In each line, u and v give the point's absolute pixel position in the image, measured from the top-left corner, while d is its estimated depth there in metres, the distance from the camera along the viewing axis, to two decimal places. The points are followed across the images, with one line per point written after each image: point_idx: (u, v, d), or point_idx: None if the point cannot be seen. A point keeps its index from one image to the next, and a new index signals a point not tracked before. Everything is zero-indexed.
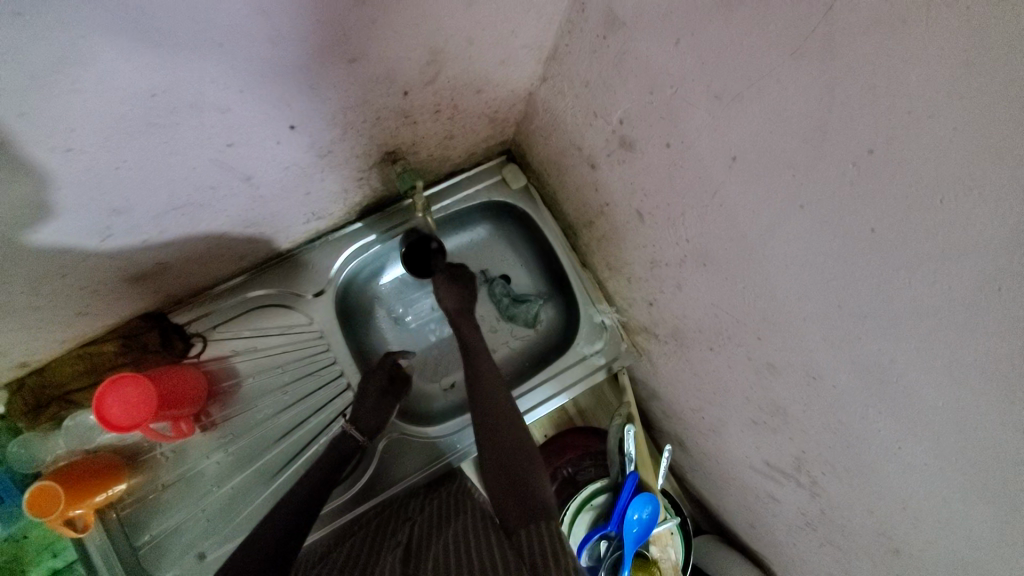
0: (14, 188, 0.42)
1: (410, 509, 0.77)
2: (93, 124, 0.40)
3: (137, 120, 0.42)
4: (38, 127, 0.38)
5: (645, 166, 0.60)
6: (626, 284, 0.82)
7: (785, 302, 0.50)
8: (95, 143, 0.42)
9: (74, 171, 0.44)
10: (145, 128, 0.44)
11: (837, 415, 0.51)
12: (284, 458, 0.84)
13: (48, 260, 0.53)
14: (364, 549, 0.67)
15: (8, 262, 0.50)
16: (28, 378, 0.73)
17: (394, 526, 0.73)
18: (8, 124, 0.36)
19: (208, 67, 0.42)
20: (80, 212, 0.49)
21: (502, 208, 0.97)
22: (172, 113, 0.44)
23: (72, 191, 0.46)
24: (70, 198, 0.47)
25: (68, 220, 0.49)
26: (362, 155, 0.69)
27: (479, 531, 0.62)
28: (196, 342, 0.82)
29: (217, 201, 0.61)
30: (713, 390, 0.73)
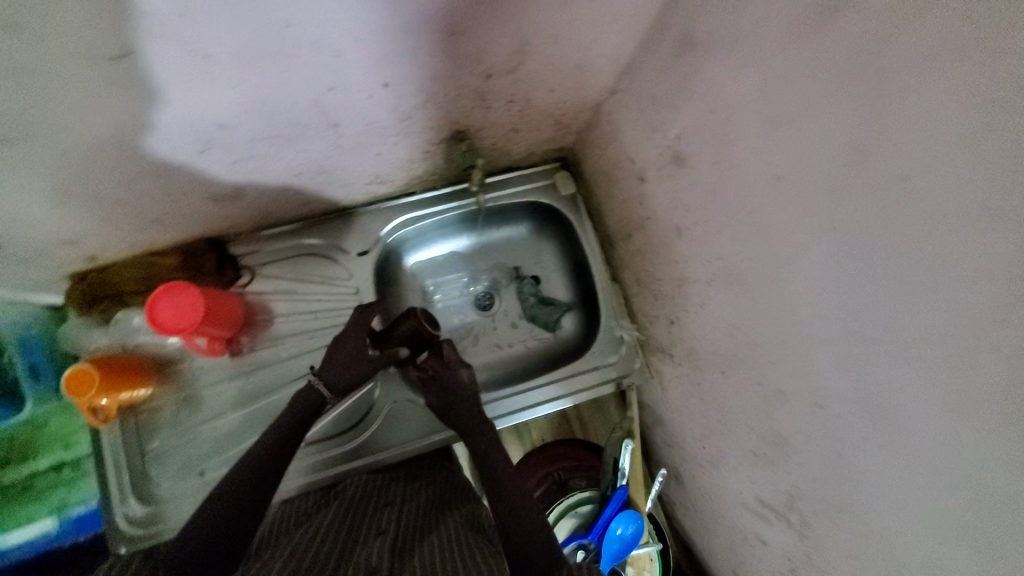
0: (151, 78, 0.46)
1: (391, 492, 0.79)
2: (234, 39, 0.44)
3: (268, 44, 0.46)
4: (187, 30, 0.42)
5: (691, 182, 0.61)
6: (651, 301, 0.82)
7: (805, 334, 0.50)
8: (229, 57, 0.46)
9: (197, 79, 0.48)
10: (274, 54, 0.48)
11: (836, 450, 0.51)
12: (277, 408, 0.87)
13: (154, 158, 0.58)
14: (344, 528, 0.67)
15: (123, 150, 0.55)
16: (90, 275, 0.81)
17: (373, 507, 0.73)
18: (172, 19, 0.40)
19: (338, 10, 0.45)
20: (194, 116, 0.53)
21: (547, 210, 1.00)
22: (298, 46, 0.47)
23: (196, 95, 0.50)
24: (192, 100, 0.50)
25: (175, 122, 0.53)
26: (435, 128, 0.70)
27: (474, 551, 0.60)
28: (245, 273, 0.89)
29: (304, 139, 0.63)
30: (718, 419, 0.73)
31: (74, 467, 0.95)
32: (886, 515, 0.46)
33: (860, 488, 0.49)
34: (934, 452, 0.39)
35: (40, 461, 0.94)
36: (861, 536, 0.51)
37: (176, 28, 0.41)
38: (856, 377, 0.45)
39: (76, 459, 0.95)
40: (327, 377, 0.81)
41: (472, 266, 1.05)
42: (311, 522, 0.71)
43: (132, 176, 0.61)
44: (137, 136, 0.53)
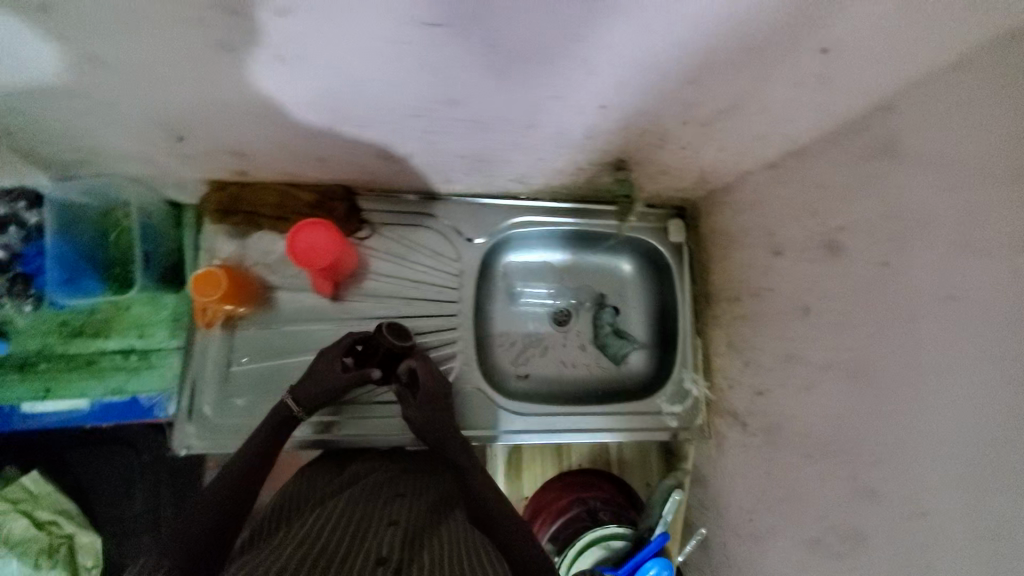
0: (438, 47, 0.48)
1: (402, 485, 0.83)
2: (531, 38, 0.47)
3: (551, 49, 0.49)
4: (507, 20, 0.45)
5: (842, 272, 0.64)
6: (738, 366, 0.85)
7: (929, 444, 0.53)
8: (512, 50, 0.49)
9: (468, 60, 0.50)
10: (543, 57, 0.50)
11: (925, 560, 0.53)
12: None
13: (369, 111, 0.60)
14: (358, 510, 0.72)
15: (353, 96, 0.57)
16: (232, 186, 0.85)
17: (385, 495, 0.79)
18: (502, 8, 0.43)
19: (625, 39, 0.49)
20: (435, 87, 0.55)
21: (651, 252, 1.03)
22: (570, 57, 0.51)
23: (456, 71, 0.52)
24: (447, 74, 0.53)
25: (418, 89, 0.56)
26: (603, 151, 0.75)
27: (477, 552, 0.64)
28: (364, 228, 0.92)
29: (498, 131, 0.66)
30: (781, 498, 0.75)
31: (140, 355, 0.97)
32: None
33: None
34: None
35: (111, 340, 0.96)
36: None
37: (499, 16, 0.44)
38: (976, 499, 0.48)
39: (143, 348, 0.96)
40: (298, 394, 0.80)
41: (564, 278, 1.08)
42: (328, 500, 0.76)
43: (331, 118, 0.63)
44: (377, 92, 0.56)
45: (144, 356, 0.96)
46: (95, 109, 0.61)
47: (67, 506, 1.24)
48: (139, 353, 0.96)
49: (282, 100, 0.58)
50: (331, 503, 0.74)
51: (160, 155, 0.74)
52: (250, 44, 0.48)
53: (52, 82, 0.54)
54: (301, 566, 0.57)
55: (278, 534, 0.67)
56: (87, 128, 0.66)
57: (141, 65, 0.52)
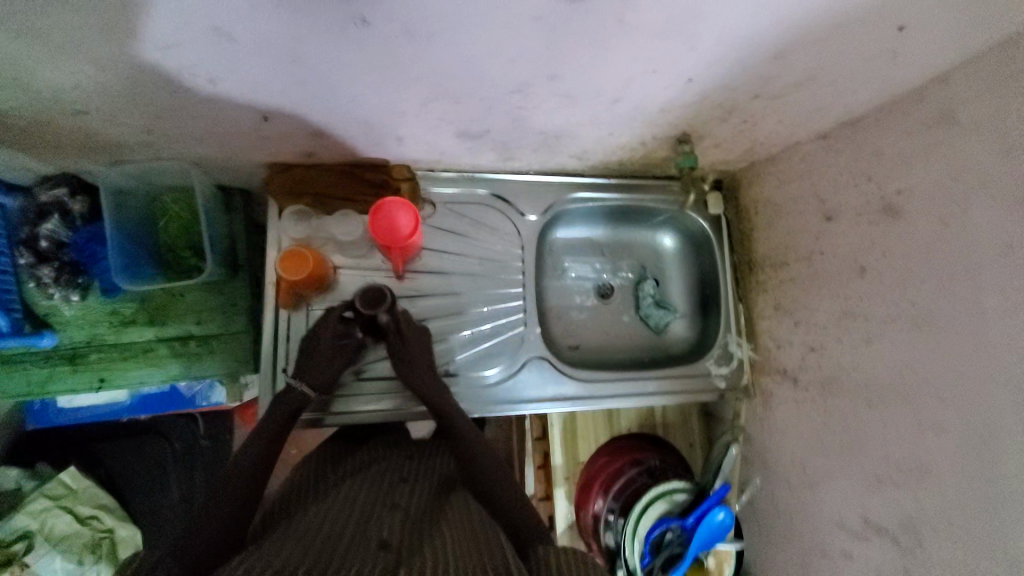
0: (567, 24, 0.53)
1: (403, 466, 0.86)
2: (651, 18, 0.53)
3: (664, 27, 0.54)
4: (638, 0, 0.50)
5: (900, 232, 0.70)
6: (786, 326, 0.92)
7: (987, 374, 0.60)
8: (630, 28, 0.54)
9: (588, 37, 0.56)
10: (657, 36, 0.56)
11: (987, 478, 0.60)
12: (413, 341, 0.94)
13: (478, 86, 0.65)
14: (362, 496, 0.76)
15: (469, 73, 0.62)
16: (298, 167, 0.86)
17: (389, 477, 0.82)
18: None
19: (735, 15, 0.53)
20: (546, 64, 0.61)
21: (691, 225, 1.08)
22: (678, 34, 0.56)
23: (572, 49, 0.58)
24: (564, 51, 0.58)
25: (530, 66, 0.61)
26: (671, 126, 0.79)
27: (475, 525, 0.68)
28: (427, 206, 0.95)
29: (587, 105, 0.71)
30: (836, 442, 0.82)
31: (199, 341, 0.97)
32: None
33: (1006, 512, 0.58)
34: None
35: (168, 327, 0.96)
36: (985, 554, 0.60)
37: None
38: None
39: (202, 334, 0.97)
40: (307, 378, 0.82)
41: (608, 251, 1.13)
42: (332, 487, 0.80)
43: (436, 95, 0.67)
44: (491, 66, 0.61)
45: (203, 342, 0.97)
46: (200, 87, 0.63)
47: (106, 501, 1.19)
48: (198, 338, 0.97)
49: (401, 77, 0.63)
50: (337, 493, 0.77)
51: (243, 133, 0.76)
52: (390, 21, 0.52)
53: (172, 58, 0.57)
54: (318, 547, 0.61)
55: (286, 521, 0.70)
56: (180, 107, 0.67)
57: (264, 36, 0.54)
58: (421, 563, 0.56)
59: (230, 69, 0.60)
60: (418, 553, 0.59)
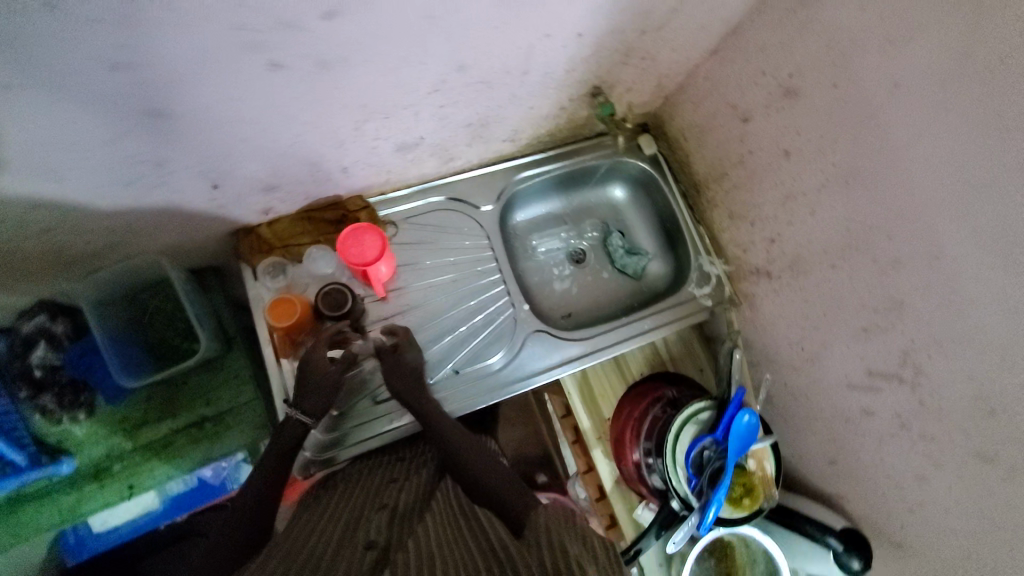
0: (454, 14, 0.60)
1: (394, 468, 0.90)
2: None
3: None
4: None
5: (805, 109, 0.78)
6: (744, 229, 0.99)
7: (918, 199, 0.67)
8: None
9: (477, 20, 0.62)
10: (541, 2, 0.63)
11: (952, 288, 0.67)
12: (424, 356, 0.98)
13: (399, 97, 0.71)
14: (356, 502, 0.79)
15: (387, 87, 0.68)
16: (260, 228, 0.91)
17: (379, 480, 0.86)
18: None
19: None
20: (449, 57, 0.67)
21: (633, 171, 1.15)
22: None
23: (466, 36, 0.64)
24: (461, 40, 0.65)
25: (438, 63, 0.67)
26: (580, 82, 0.86)
27: (461, 513, 0.71)
28: (390, 227, 0.99)
29: (500, 85, 0.77)
30: (822, 311, 0.88)
31: (216, 422, 0.98)
32: (998, 322, 0.62)
33: (979, 312, 0.64)
34: None
35: (181, 416, 0.97)
36: (976, 353, 0.67)
37: None
38: (970, 220, 0.62)
39: (215, 414, 0.99)
40: (304, 406, 0.84)
41: (567, 218, 1.19)
42: (325, 498, 0.84)
43: (365, 116, 0.73)
44: (405, 73, 0.67)
45: (219, 421, 0.99)
46: (151, 173, 0.67)
47: None
48: (213, 419, 0.98)
49: (324, 105, 0.67)
50: (332, 502, 0.81)
51: (200, 208, 0.80)
52: (301, 58, 0.58)
53: (118, 152, 0.61)
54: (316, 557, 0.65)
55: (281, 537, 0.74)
56: (137, 198, 0.71)
57: (197, 104, 0.59)
58: (410, 553, 0.61)
59: (175, 143, 0.64)
60: (407, 546, 0.63)
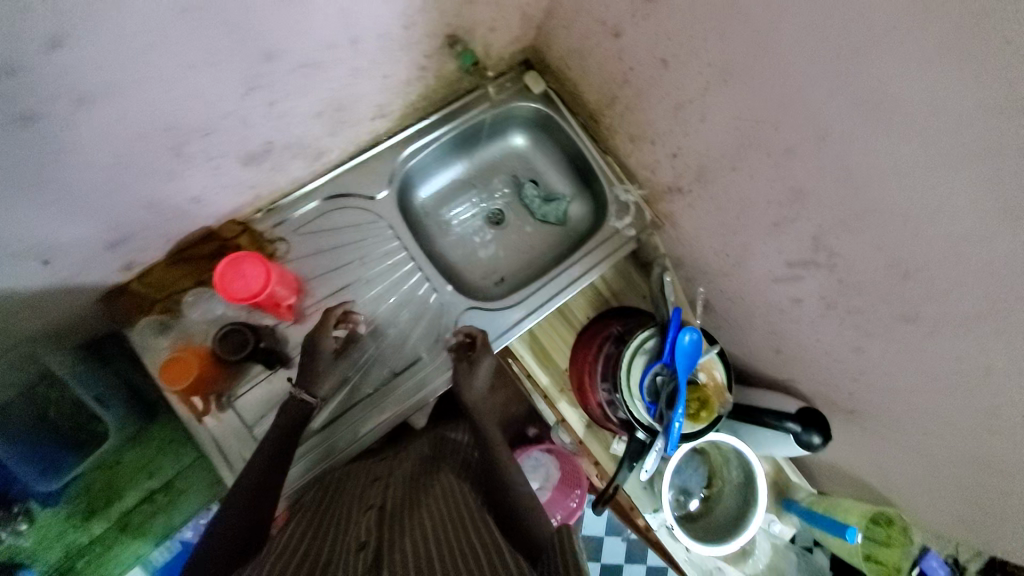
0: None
1: (376, 468, 0.86)
2: None
3: None
4: None
5: (669, 9, 0.71)
6: (648, 150, 0.94)
7: (796, 82, 0.63)
8: None
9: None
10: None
11: (845, 167, 0.64)
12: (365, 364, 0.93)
13: (215, 107, 0.62)
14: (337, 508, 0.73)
15: (191, 100, 0.59)
16: (132, 284, 0.83)
17: (363, 481, 0.82)
18: None
19: None
20: (247, 48, 0.57)
21: (528, 115, 1.08)
22: None
23: (258, 15, 0.55)
24: (256, 22, 0.55)
25: (241, 55, 0.58)
26: (428, 36, 0.75)
27: (463, 506, 0.71)
28: (280, 244, 0.90)
29: (331, 63, 0.67)
30: (736, 216, 0.86)
31: (165, 493, 0.94)
32: (891, 189, 0.61)
33: (873, 186, 0.63)
34: (924, 108, 0.53)
35: (127, 498, 0.92)
36: (877, 225, 0.66)
37: None
38: (850, 91, 0.58)
39: (162, 485, 0.94)
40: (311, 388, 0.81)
41: (474, 181, 1.11)
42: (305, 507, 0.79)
43: (181, 139, 0.63)
44: (204, 78, 0.57)
45: (166, 493, 0.94)
46: None
47: None
48: (161, 492, 0.94)
49: (132, 133, 0.58)
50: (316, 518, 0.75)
51: (42, 286, 0.70)
52: (57, 90, 0.48)
53: None
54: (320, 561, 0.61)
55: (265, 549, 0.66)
56: None
57: None
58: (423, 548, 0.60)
59: None
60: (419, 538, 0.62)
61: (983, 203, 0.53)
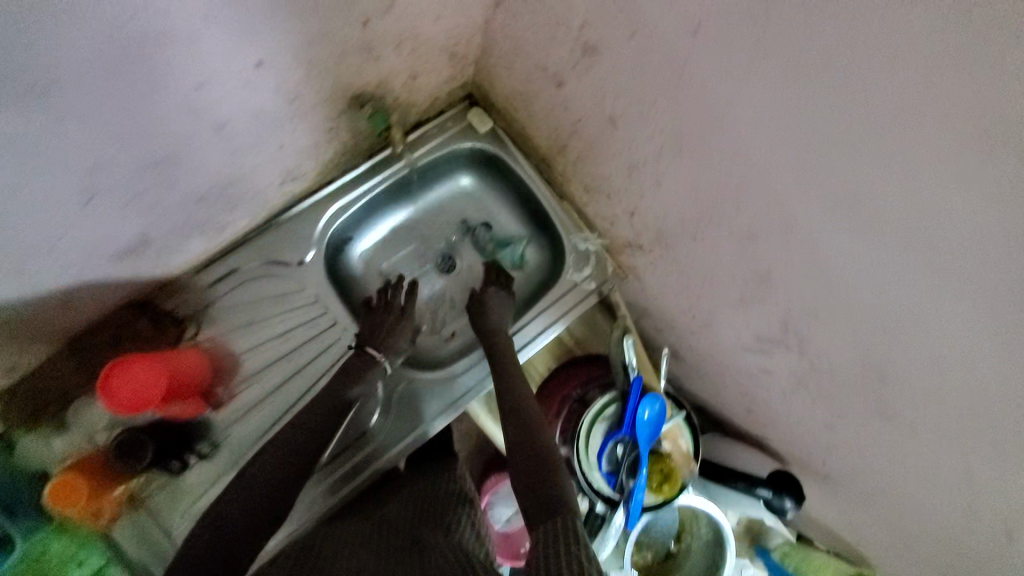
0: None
1: (360, 530, 0.69)
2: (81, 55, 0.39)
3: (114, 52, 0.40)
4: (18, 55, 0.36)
5: (611, 67, 0.60)
6: (605, 202, 0.83)
7: (758, 166, 0.52)
8: (75, 79, 0.40)
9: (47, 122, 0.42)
10: (134, 60, 0.42)
11: (816, 262, 0.55)
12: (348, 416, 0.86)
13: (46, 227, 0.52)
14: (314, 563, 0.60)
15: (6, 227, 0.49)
16: (21, 383, 0.68)
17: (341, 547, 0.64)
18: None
19: None
20: (59, 171, 0.47)
21: (474, 154, 0.96)
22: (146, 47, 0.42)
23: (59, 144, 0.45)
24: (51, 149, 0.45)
25: (52, 180, 0.47)
26: (328, 100, 0.65)
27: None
28: (190, 325, 0.79)
29: (195, 154, 0.56)
30: (700, 282, 0.77)
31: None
32: (868, 293, 0.51)
33: (846, 286, 0.53)
34: (908, 221, 0.43)
35: None
36: (851, 324, 0.57)
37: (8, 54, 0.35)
38: (819, 187, 0.48)
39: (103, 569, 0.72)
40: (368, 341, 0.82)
41: (417, 229, 1.00)
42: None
43: (11, 262, 0.53)
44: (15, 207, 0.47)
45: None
46: None
47: None
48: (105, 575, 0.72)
49: None
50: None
51: None
52: None
53: None
54: None
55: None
56: None
57: None
58: None
59: None
60: None
61: (979, 328, 0.44)
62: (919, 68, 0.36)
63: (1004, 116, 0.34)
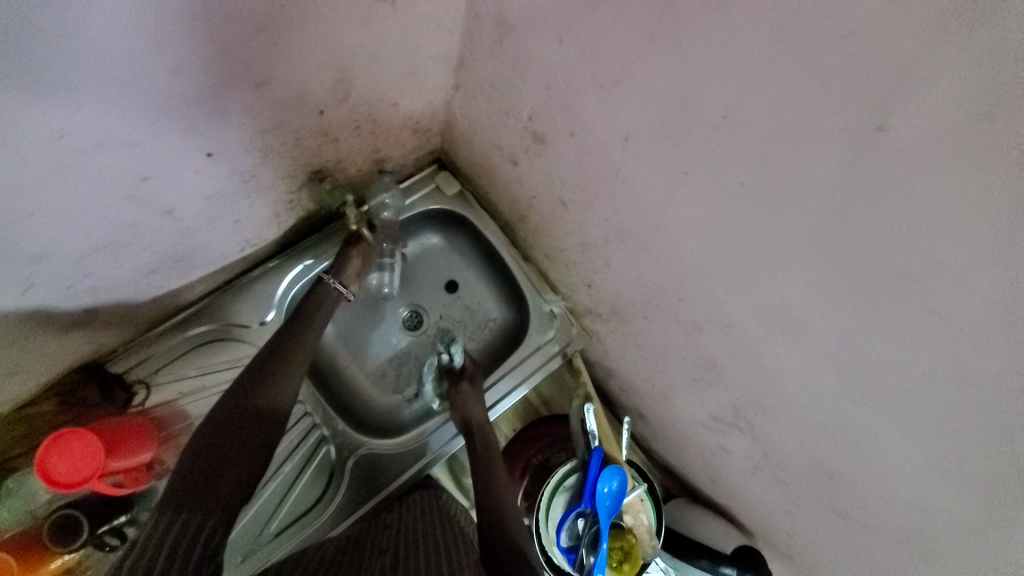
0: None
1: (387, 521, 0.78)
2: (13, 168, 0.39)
3: (46, 159, 0.40)
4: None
5: (557, 156, 0.62)
6: (565, 271, 0.84)
7: (694, 265, 0.53)
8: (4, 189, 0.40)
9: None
10: (70, 163, 0.42)
11: (754, 358, 0.55)
12: (308, 474, 0.87)
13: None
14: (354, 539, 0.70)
15: None
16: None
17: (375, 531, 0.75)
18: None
19: (113, 100, 0.40)
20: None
21: (441, 215, 0.97)
22: (81, 153, 0.42)
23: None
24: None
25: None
26: (288, 176, 0.66)
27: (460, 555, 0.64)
28: (139, 390, 0.79)
29: (143, 237, 0.57)
30: (654, 358, 0.77)
31: None
32: (806, 400, 0.51)
33: (784, 387, 0.53)
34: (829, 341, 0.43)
35: None
36: (793, 422, 0.56)
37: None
38: (748, 295, 0.49)
39: None
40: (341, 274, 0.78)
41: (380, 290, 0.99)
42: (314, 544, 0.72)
43: None
44: None
45: None
46: None
47: None
48: None
49: None
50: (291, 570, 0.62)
51: None
52: None
53: None
54: None
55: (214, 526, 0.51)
56: None
57: None
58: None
59: None
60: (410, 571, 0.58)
61: (903, 453, 0.43)
62: (819, 214, 0.37)
63: (915, 264, 0.33)
